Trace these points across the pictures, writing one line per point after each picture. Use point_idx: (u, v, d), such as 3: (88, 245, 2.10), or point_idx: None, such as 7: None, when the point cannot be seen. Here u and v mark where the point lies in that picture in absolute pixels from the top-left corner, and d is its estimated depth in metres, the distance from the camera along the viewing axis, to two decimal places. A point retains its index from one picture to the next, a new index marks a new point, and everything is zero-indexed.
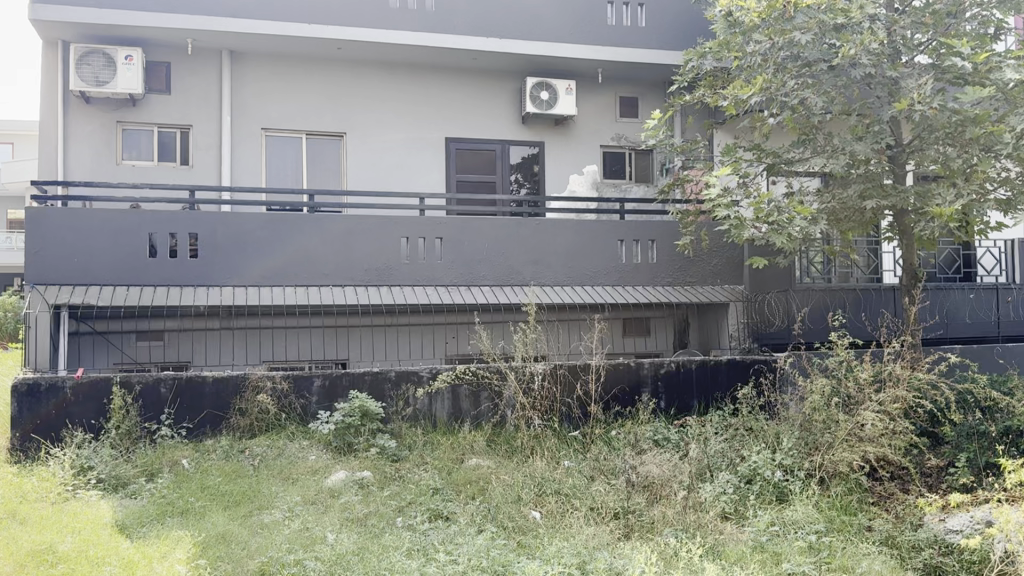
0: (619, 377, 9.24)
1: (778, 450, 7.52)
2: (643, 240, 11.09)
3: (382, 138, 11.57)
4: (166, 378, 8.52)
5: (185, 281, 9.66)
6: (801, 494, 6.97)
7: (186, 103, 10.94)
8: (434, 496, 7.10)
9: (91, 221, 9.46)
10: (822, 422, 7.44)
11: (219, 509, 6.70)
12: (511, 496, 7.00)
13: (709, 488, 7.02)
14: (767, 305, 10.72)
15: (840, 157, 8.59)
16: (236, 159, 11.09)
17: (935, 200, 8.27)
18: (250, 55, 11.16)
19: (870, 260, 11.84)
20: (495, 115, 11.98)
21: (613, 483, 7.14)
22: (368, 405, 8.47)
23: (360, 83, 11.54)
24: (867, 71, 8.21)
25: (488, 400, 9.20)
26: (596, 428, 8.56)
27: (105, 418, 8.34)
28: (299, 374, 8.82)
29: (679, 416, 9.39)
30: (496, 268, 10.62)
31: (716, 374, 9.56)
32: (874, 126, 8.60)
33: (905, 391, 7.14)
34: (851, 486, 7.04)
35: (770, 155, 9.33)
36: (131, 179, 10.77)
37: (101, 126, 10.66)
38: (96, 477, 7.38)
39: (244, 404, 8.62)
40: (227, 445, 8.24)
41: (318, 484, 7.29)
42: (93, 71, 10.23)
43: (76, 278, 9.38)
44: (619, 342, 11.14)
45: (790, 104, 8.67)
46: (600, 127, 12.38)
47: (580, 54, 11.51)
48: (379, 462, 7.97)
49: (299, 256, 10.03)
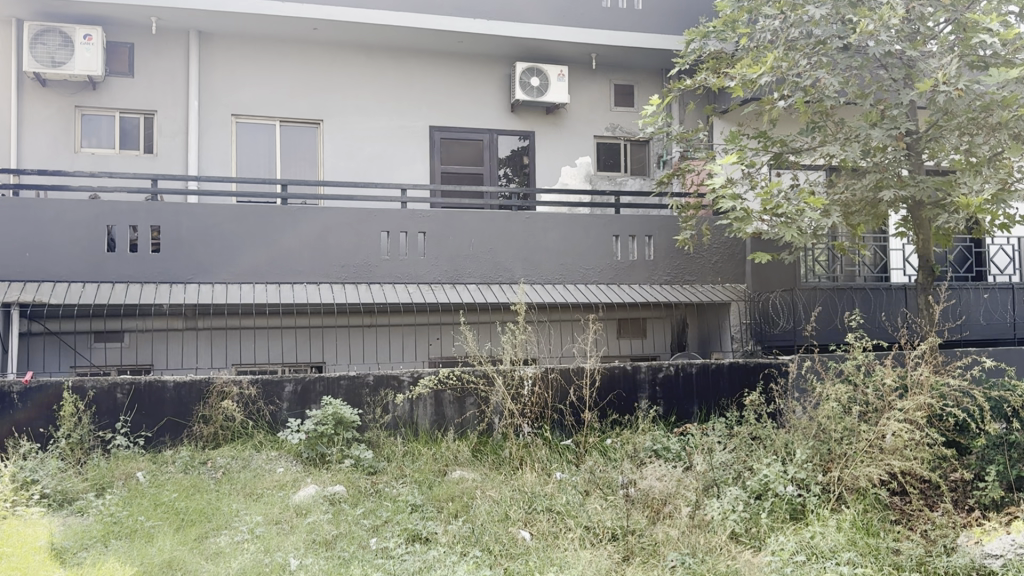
0: (614, 382, 8.56)
1: (790, 462, 6.83)
2: (640, 235, 10.43)
3: (362, 127, 10.88)
4: (123, 383, 7.83)
5: (146, 277, 8.93)
6: (819, 514, 6.31)
7: (151, 88, 10.24)
8: (413, 515, 6.42)
9: (44, 214, 8.75)
10: (838, 431, 6.81)
11: (170, 531, 5.99)
12: (497, 514, 6.31)
13: (718, 504, 6.31)
14: (771, 306, 10.01)
15: (854, 144, 7.95)
16: (204, 147, 10.37)
17: (960, 189, 7.62)
18: (220, 35, 10.46)
19: (877, 257, 11.21)
20: (483, 103, 11.31)
21: (611, 500, 6.49)
22: (343, 412, 7.75)
23: (338, 66, 10.85)
24: (888, 49, 7.48)
25: (474, 406, 8.50)
26: (591, 436, 7.83)
27: (55, 426, 7.63)
28: (269, 378, 8.11)
29: (678, 423, 8.71)
30: (483, 265, 9.93)
31: (717, 380, 8.88)
32: (891, 111, 7.97)
33: (929, 398, 6.54)
34: (871, 503, 6.42)
35: (777, 144, 8.73)
36: (90, 168, 10.00)
37: (58, 110, 9.94)
38: (40, 492, 6.66)
39: (208, 411, 7.89)
40: (188, 456, 7.52)
41: (284, 500, 6.59)
42: (48, 51, 9.49)
43: (27, 273, 8.65)
44: (614, 344, 10.46)
45: (802, 86, 7.93)
46: (593, 117, 11.71)
47: (573, 37, 10.85)
48: (354, 475, 7.24)
49: (270, 251, 9.32)
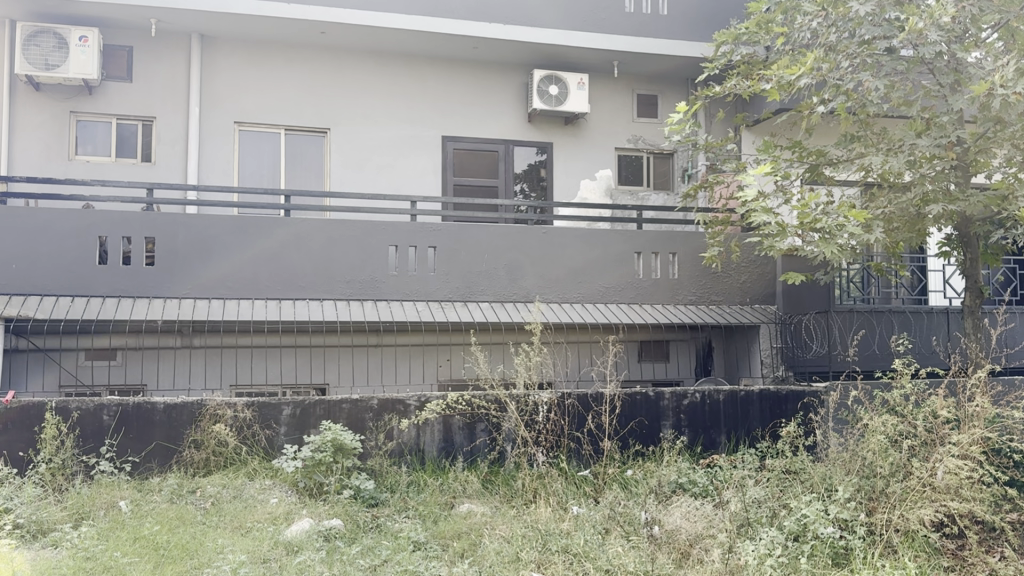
0: (635, 410, 7.96)
1: (831, 500, 6.19)
2: (663, 252, 9.84)
3: (371, 136, 10.39)
4: (110, 404, 7.29)
5: (138, 292, 8.42)
6: (866, 561, 5.66)
7: (151, 93, 9.81)
8: (414, 554, 5.86)
9: (32, 223, 8.27)
10: (884, 467, 6.24)
11: (147, 570, 5.39)
12: (507, 555, 5.73)
13: (753, 547, 5.61)
14: (803, 327, 9.34)
15: (899, 154, 7.35)
16: (204, 157, 9.91)
17: (1017, 203, 7.03)
18: (224, 39, 10.03)
19: (914, 278, 10.57)
20: (499, 113, 10.81)
21: (634, 541, 5.86)
22: (343, 438, 7.08)
23: (346, 72, 10.39)
24: (938, 50, 6.91)
25: (485, 433, 7.90)
26: (610, 467, 7.19)
27: (36, 450, 7.08)
28: (266, 401, 7.58)
29: (705, 454, 8.08)
30: (496, 282, 9.37)
31: (746, 408, 8.26)
32: (938, 119, 7.35)
33: (987, 430, 5.96)
34: (921, 547, 5.82)
35: (814, 154, 8.13)
36: (84, 176, 9.55)
37: (52, 116, 9.50)
38: (12, 522, 6.08)
39: (199, 435, 7.34)
40: (176, 484, 6.96)
41: (275, 535, 6.01)
42: (42, 53, 9.08)
43: (12, 286, 8.16)
44: (635, 368, 9.84)
45: (844, 90, 7.39)
46: (614, 128, 11.17)
47: (594, 43, 10.34)
48: (353, 508, 6.65)
49: (269, 264, 8.79)
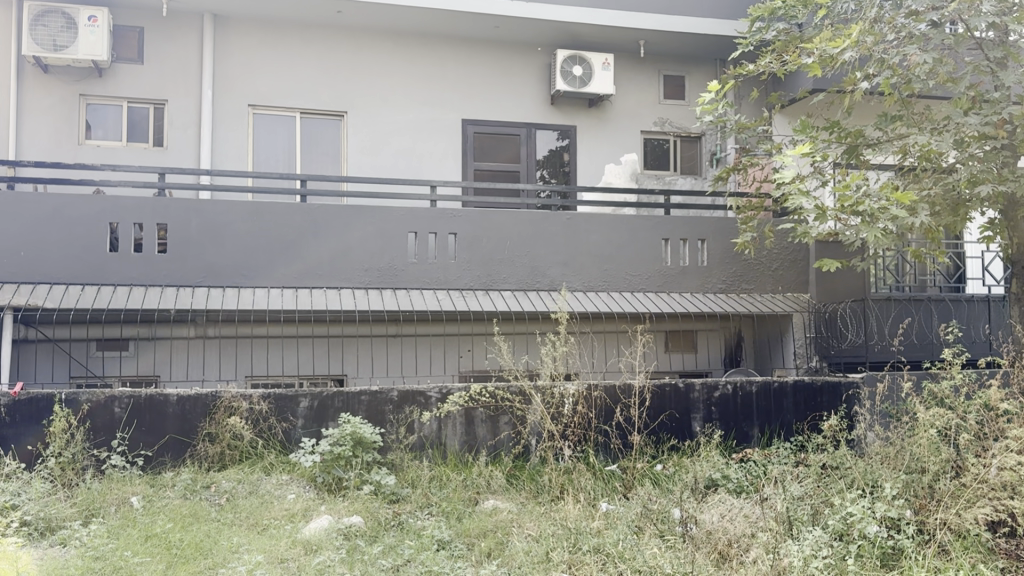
0: (665, 402, 7.62)
1: (879, 498, 5.83)
2: (692, 239, 9.50)
3: (389, 119, 10.08)
4: (121, 396, 7.03)
5: (150, 280, 8.15)
6: (918, 562, 5.32)
7: (163, 75, 9.53)
8: (439, 553, 5.57)
9: (41, 209, 8.02)
10: (935, 464, 5.91)
11: (159, 570, 5.11)
12: (537, 555, 5.44)
13: (798, 548, 5.24)
14: (840, 316, 9.04)
15: (946, 133, 6.98)
16: (218, 141, 9.63)
17: None
18: (238, 20, 9.76)
19: (952, 265, 10.29)
20: (520, 95, 10.49)
21: (670, 541, 5.55)
22: (362, 432, 6.87)
23: (363, 53, 10.08)
24: (991, 20, 6.53)
25: (510, 427, 7.60)
26: (639, 462, 6.88)
27: (45, 444, 6.82)
28: (283, 393, 7.28)
29: (738, 448, 7.76)
30: (519, 270, 9.05)
31: (780, 400, 7.92)
32: (988, 96, 6.98)
33: None
34: (975, 549, 5.47)
35: (853, 135, 7.72)
36: (94, 161, 9.29)
37: (62, 99, 9.24)
38: (19, 519, 5.81)
39: (213, 428, 7.06)
40: (189, 479, 6.69)
41: (292, 534, 5.73)
42: (50, 34, 8.83)
43: (20, 274, 7.90)
44: (663, 358, 9.41)
45: (888, 65, 7.03)
46: (640, 111, 10.83)
47: (620, 22, 10.00)
48: (374, 504, 6.36)
49: (285, 252, 8.51)
